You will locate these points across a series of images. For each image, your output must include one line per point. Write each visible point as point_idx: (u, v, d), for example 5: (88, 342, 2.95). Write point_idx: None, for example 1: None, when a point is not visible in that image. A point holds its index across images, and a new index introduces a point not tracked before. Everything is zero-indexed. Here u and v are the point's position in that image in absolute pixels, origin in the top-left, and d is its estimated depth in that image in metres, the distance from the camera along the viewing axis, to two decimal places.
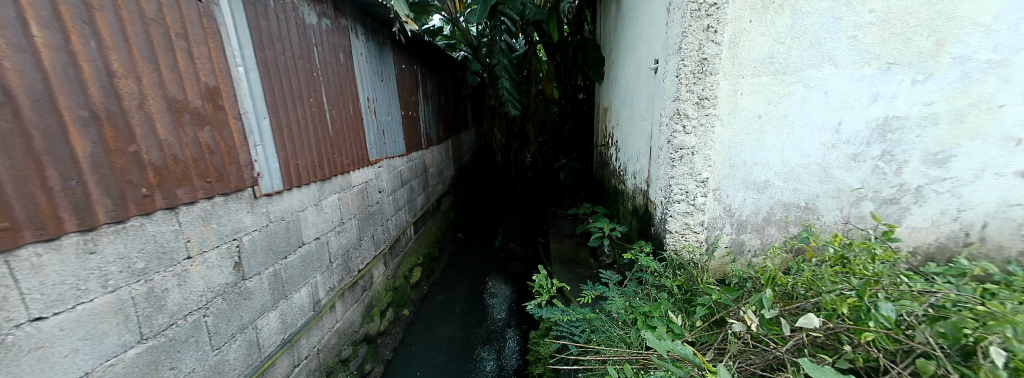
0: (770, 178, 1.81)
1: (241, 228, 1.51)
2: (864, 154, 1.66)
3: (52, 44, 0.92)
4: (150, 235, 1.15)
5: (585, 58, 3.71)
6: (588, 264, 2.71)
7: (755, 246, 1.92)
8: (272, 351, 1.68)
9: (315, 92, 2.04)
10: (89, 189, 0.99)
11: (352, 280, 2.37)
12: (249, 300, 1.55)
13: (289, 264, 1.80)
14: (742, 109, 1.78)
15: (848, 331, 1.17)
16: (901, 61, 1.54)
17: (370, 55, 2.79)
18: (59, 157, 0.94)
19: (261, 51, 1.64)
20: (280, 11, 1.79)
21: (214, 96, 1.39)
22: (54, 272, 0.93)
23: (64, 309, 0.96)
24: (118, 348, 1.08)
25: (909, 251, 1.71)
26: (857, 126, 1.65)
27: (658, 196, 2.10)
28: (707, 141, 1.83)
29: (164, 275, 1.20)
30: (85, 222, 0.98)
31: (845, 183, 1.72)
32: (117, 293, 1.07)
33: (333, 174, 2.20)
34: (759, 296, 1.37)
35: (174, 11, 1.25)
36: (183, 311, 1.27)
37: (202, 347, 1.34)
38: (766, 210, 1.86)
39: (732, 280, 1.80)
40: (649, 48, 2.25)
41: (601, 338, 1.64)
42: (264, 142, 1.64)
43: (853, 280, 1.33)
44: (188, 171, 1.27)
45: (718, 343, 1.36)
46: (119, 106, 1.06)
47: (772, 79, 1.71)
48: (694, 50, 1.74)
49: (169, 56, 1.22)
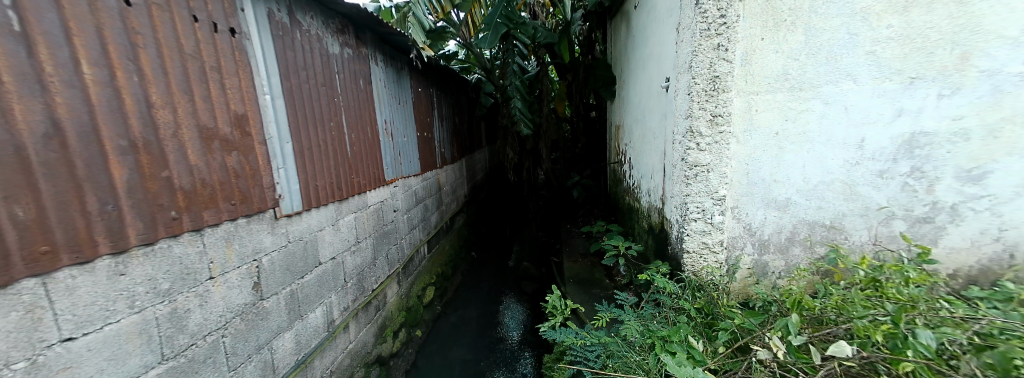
0: (791, 196, 1.76)
1: (261, 249, 1.55)
2: (892, 171, 1.59)
3: (98, 80, 0.99)
4: (176, 257, 1.20)
5: (596, 77, 3.75)
6: (603, 284, 2.64)
7: (779, 267, 1.84)
8: (286, 372, 1.68)
9: (335, 117, 2.12)
10: (123, 213, 1.05)
11: (366, 300, 2.38)
12: (266, 320, 1.58)
13: (305, 284, 1.83)
14: (759, 126, 1.75)
15: (885, 360, 1.10)
16: (924, 76, 1.49)
17: (388, 80, 2.89)
18: (99, 183, 0.99)
19: (286, 79, 1.73)
20: (306, 42, 1.90)
21: (243, 123, 1.47)
22: (86, 293, 0.97)
23: (93, 329, 0.99)
24: (140, 368, 1.11)
25: (948, 273, 1.61)
26: (882, 142, 1.59)
27: (674, 214, 2.06)
28: (723, 158, 1.80)
29: (188, 296, 1.24)
30: (118, 244, 1.03)
31: (872, 201, 1.65)
32: (143, 313, 1.10)
33: (350, 194, 2.26)
34: (785, 322, 1.31)
35: (210, 46, 1.34)
36: (203, 332, 1.30)
37: (219, 368, 1.36)
38: (789, 229, 1.79)
39: (756, 303, 1.72)
40: (660, 67, 2.25)
41: (617, 364, 1.57)
42: (286, 165, 1.70)
43: (887, 304, 1.25)
44: (215, 194, 1.33)
45: (742, 372, 1.29)
46: (156, 135, 1.13)
47: (789, 96, 1.69)
48: (705, 68, 1.74)
49: (203, 88, 1.30)
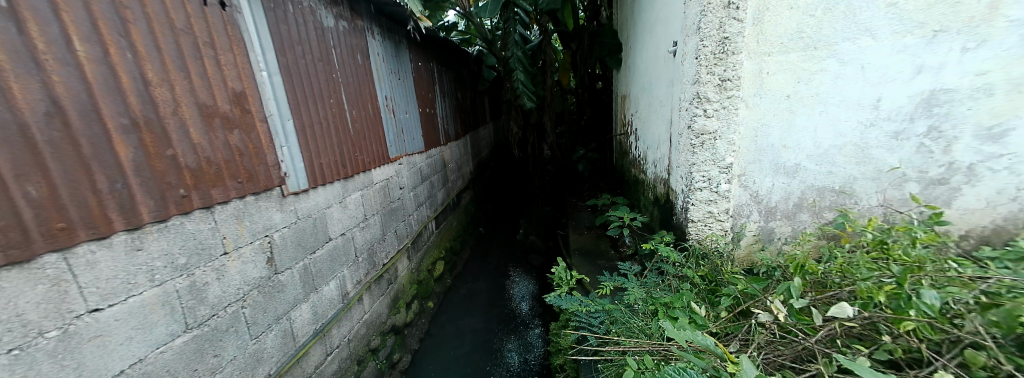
0: (800, 161, 1.71)
1: (272, 226, 1.60)
2: (908, 132, 1.53)
3: (92, 57, 1.00)
4: (190, 233, 1.24)
5: (602, 45, 3.63)
6: (608, 255, 2.67)
7: (785, 233, 1.82)
8: (305, 340, 1.77)
9: (335, 94, 2.11)
10: (134, 191, 1.08)
11: (377, 273, 2.46)
12: (282, 292, 1.64)
13: (318, 258, 1.89)
14: (769, 89, 1.68)
15: (886, 320, 1.09)
16: (949, 28, 1.41)
17: (386, 54, 2.84)
18: (105, 161, 1.01)
19: (282, 55, 1.72)
20: (298, 16, 1.86)
21: (241, 100, 1.47)
22: (107, 267, 1.02)
23: (117, 301, 1.04)
24: (167, 337, 1.18)
25: (960, 235, 1.58)
26: (899, 101, 1.52)
27: (680, 184, 2.04)
28: (730, 125, 1.75)
29: (205, 270, 1.30)
30: (132, 221, 1.07)
31: (885, 164, 1.60)
32: (164, 286, 1.16)
33: (355, 172, 2.28)
34: (787, 285, 1.32)
35: (201, 20, 1.32)
36: (223, 303, 1.37)
37: (242, 336, 1.44)
38: (797, 195, 1.76)
39: (760, 269, 1.73)
40: (667, 31, 2.15)
41: (621, 330, 1.62)
42: (289, 143, 1.71)
43: (893, 266, 1.24)
44: (222, 172, 1.35)
45: (742, 335, 1.31)
46: (156, 114, 1.14)
47: (802, 56, 1.61)
48: (714, 29, 1.66)
49: (199, 65, 1.30)
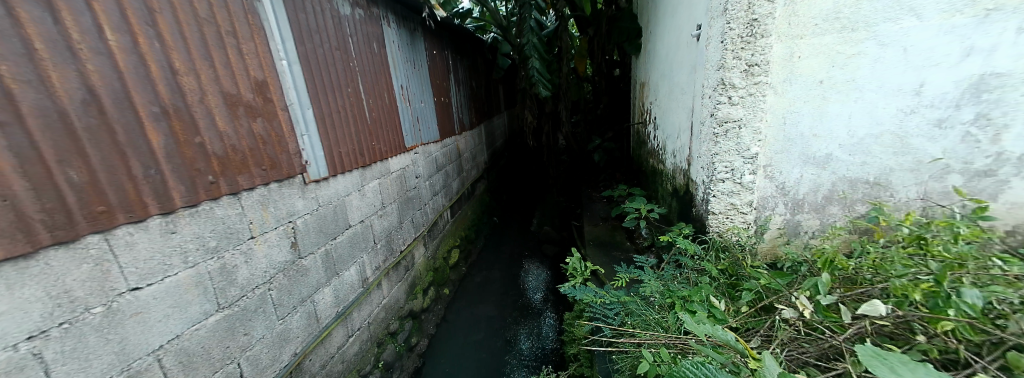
0: (832, 151, 1.63)
1: (295, 212, 1.65)
2: (952, 119, 1.43)
3: (123, 47, 1.04)
4: (220, 218, 1.30)
5: (621, 30, 3.51)
6: (624, 247, 2.64)
7: (813, 227, 1.75)
8: (328, 322, 1.84)
9: (352, 83, 2.14)
10: (166, 178, 1.13)
11: (395, 260, 2.51)
12: (306, 276, 1.71)
13: (338, 244, 1.94)
14: (800, 74, 1.59)
15: (922, 319, 1.05)
16: (1004, 6, 1.29)
17: (402, 43, 2.84)
18: (139, 148, 1.06)
19: (301, 44, 1.74)
20: (316, 4, 1.87)
21: (263, 89, 1.51)
22: (144, 248, 1.08)
23: (155, 280, 1.11)
24: (201, 315, 1.24)
25: (1007, 230, 1.47)
26: (944, 86, 1.41)
27: (700, 176, 1.99)
28: (757, 112, 1.67)
29: (234, 253, 1.36)
30: (165, 206, 1.12)
31: (925, 154, 1.50)
32: (196, 267, 1.22)
33: (373, 160, 2.32)
34: (814, 281, 1.28)
35: (223, 10, 1.35)
36: (251, 285, 1.43)
37: (270, 317, 1.51)
38: (827, 187, 1.68)
39: (784, 264, 1.67)
40: (690, 13, 2.07)
41: (636, 322, 1.60)
42: (309, 132, 1.75)
43: (930, 263, 1.17)
44: (247, 159, 1.40)
45: (765, 330, 1.29)
46: (183, 102, 1.18)
47: (838, 38, 1.50)
48: (742, 11, 1.58)
49: (222, 54, 1.33)
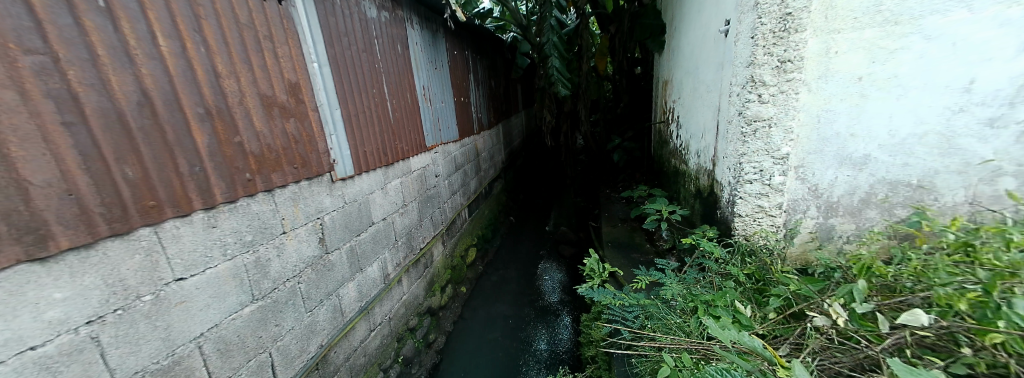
0: (870, 152, 1.55)
1: (322, 209, 1.71)
2: (1006, 118, 1.35)
3: (172, 52, 1.10)
4: (255, 213, 1.36)
5: (643, 27, 3.45)
6: (644, 249, 2.61)
7: (847, 231, 1.68)
8: (352, 316, 1.90)
9: (377, 84, 2.19)
10: (208, 175, 1.19)
11: (415, 257, 2.57)
12: (332, 271, 1.77)
13: (362, 240, 2.00)
14: (836, 71, 1.53)
15: (968, 330, 0.98)
16: None
17: (424, 44, 2.89)
18: (185, 147, 1.13)
19: (330, 46, 1.80)
20: (345, 7, 1.93)
21: (296, 91, 1.57)
22: (188, 241, 1.15)
23: (197, 271, 1.17)
24: (237, 306, 1.31)
25: None
26: (998, 83, 1.33)
27: (726, 177, 1.94)
28: (789, 111, 1.62)
29: (267, 247, 1.42)
30: (207, 201, 1.19)
31: (974, 156, 1.42)
32: (233, 260, 1.29)
33: (395, 159, 2.37)
34: (849, 288, 1.23)
35: (261, 15, 1.42)
36: (283, 278, 1.49)
37: (299, 310, 1.57)
38: (863, 190, 1.61)
39: (815, 269, 1.62)
40: (718, 9, 2.01)
41: (657, 325, 1.58)
42: (337, 132, 1.81)
43: (979, 271, 1.09)
44: (280, 158, 1.46)
45: (794, 339, 1.24)
46: (224, 103, 1.25)
47: (880, 32, 1.43)
48: (775, 5, 1.53)
49: (260, 57, 1.40)
